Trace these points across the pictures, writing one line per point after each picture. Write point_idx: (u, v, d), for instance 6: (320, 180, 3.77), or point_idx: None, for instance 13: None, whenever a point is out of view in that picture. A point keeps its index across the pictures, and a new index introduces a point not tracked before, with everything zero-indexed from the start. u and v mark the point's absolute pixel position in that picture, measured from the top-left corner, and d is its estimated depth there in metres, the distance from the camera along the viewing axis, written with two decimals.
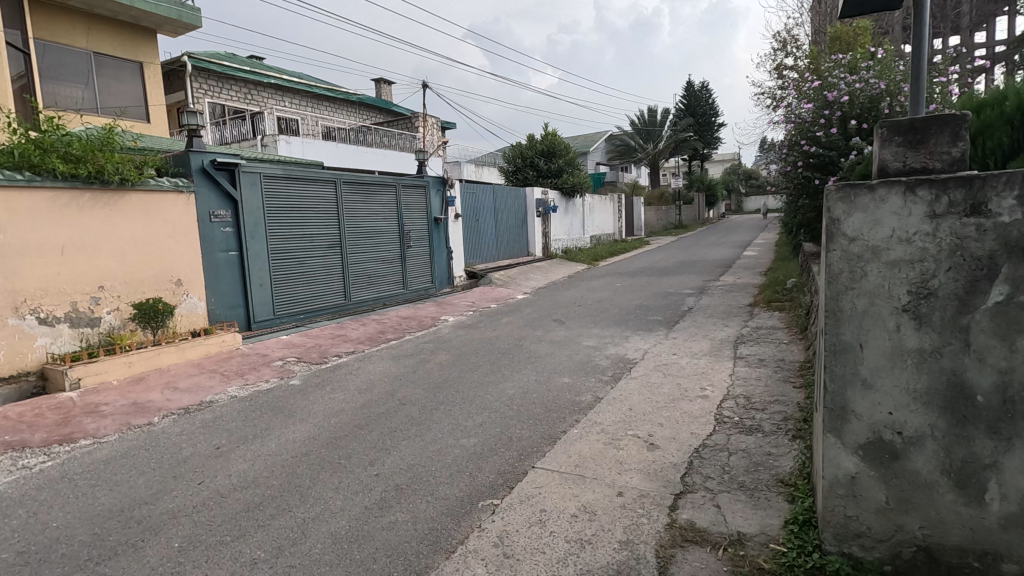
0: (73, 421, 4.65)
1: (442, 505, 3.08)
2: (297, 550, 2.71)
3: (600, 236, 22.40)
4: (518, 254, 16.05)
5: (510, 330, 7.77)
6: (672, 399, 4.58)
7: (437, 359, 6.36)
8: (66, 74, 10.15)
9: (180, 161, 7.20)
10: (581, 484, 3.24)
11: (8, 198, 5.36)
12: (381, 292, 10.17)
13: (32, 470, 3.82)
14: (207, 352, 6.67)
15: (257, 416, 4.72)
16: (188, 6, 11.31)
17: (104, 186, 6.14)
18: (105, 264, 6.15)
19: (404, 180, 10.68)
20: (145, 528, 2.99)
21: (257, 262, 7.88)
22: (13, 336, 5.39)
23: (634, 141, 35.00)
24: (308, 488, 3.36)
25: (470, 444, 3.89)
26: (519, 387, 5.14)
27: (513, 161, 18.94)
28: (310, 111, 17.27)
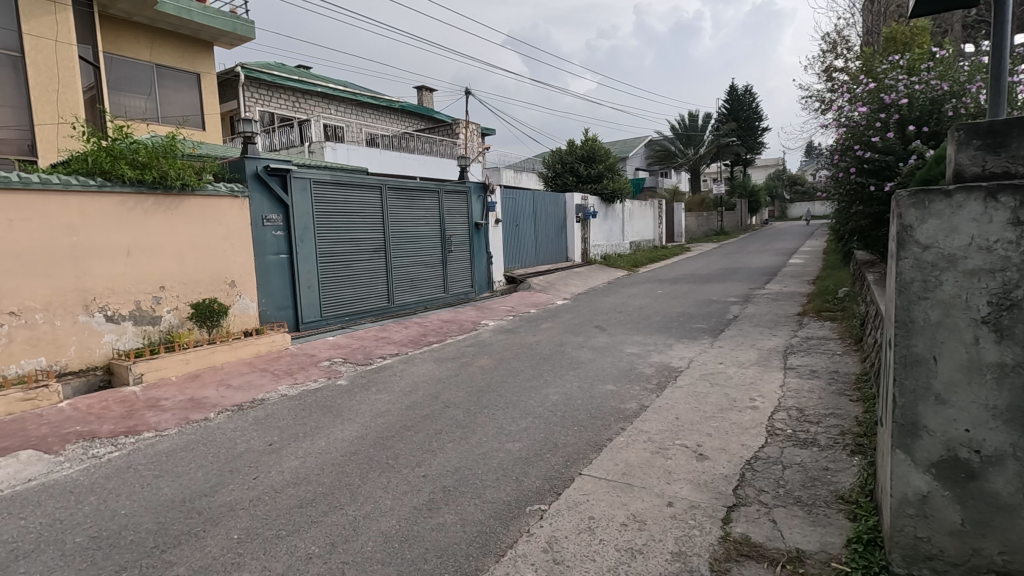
0: (136, 414, 4.88)
1: (490, 508, 3.09)
2: (349, 547, 2.76)
3: (640, 242, 22.12)
4: (557, 260, 16.02)
5: (551, 336, 7.75)
6: (719, 409, 4.48)
7: (479, 363, 6.39)
8: (131, 85, 10.75)
9: (235, 167, 7.48)
10: (630, 493, 3.20)
11: (81, 202, 5.69)
12: (423, 295, 10.32)
13: (100, 459, 4.04)
14: (258, 351, 6.90)
15: (306, 415, 4.85)
16: (244, 20, 11.81)
17: (166, 191, 6.44)
18: (165, 265, 6.45)
19: (447, 186, 10.83)
20: (205, 519, 3.11)
21: (306, 264, 8.12)
22: (82, 332, 5.72)
23: (675, 146, 34.51)
24: (358, 487, 3.43)
25: (515, 449, 3.90)
26: (562, 393, 5.12)
27: (553, 167, 18.81)
28: (354, 118, 17.72)
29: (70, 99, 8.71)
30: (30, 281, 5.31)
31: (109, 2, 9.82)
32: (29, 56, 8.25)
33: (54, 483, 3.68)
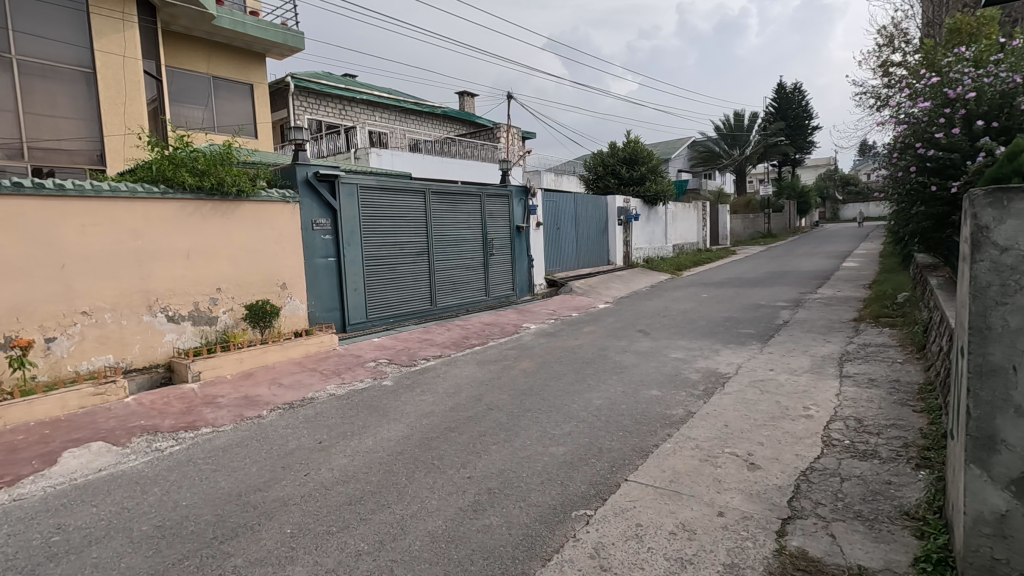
0: (195, 410, 5.11)
1: (535, 511, 3.08)
2: (398, 545, 2.80)
3: (683, 245, 21.68)
4: (598, 263, 15.88)
5: (593, 340, 7.68)
6: (771, 418, 4.33)
7: (521, 366, 6.40)
8: (190, 96, 11.29)
9: (287, 173, 7.75)
10: (677, 501, 3.13)
11: (146, 208, 6.01)
12: (465, 298, 10.42)
13: (163, 452, 4.25)
14: (307, 351, 7.11)
15: (354, 414, 4.96)
16: (294, 32, 12.23)
17: (223, 197, 6.73)
18: (222, 268, 6.74)
19: (489, 189, 10.91)
20: (260, 513, 3.22)
21: (353, 267, 8.33)
22: (146, 331, 6.03)
23: (719, 146, 33.71)
24: (405, 486, 3.47)
25: (559, 453, 3.87)
26: (605, 398, 5.06)
27: (594, 169, 18.68)
28: (398, 124, 18.09)
29: (136, 111, 9.24)
30: (100, 282, 5.65)
31: (171, 19, 10.35)
32: (100, 72, 8.79)
33: (122, 474, 3.89)
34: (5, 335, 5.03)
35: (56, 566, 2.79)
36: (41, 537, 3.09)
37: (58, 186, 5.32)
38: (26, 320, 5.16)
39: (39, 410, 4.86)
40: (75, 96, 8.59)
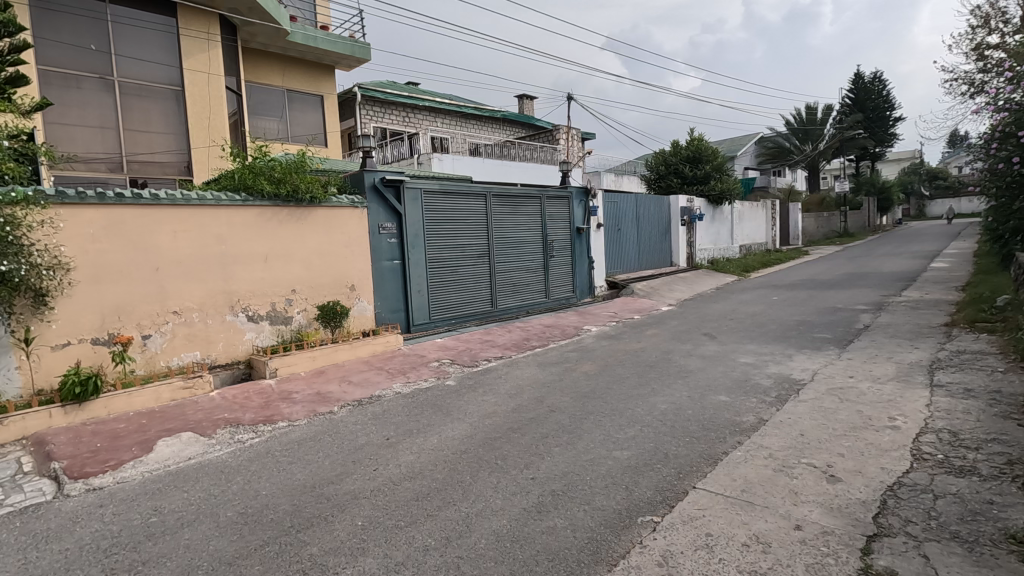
0: (272, 405, 5.41)
1: (600, 515, 3.04)
2: (464, 542, 2.85)
3: (751, 245, 20.81)
4: (660, 265, 15.51)
5: (657, 343, 7.51)
6: (852, 428, 4.07)
7: (583, 369, 6.34)
8: (267, 109, 11.98)
9: (355, 180, 8.07)
10: (750, 511, 3.00)
11: (229, 214, 6.43)
12: (526, 300, 10.46)
13: (244, 444, 4.53)
14: (374, 351, 7.36)
15: (419, 413, 5.08)
16: (361, 43, 12.64)
17: (298, 203, 7.08)
18: (296, 270, 7.09)
19: (549, 191, 10.93)
20: (333, 505, 3.36)
21: (416, 270, 8.55)
22: (229, 330, 6.45)
23: (790, 142, 32.12)
24: (470, 485, 3.52)
25: (624, 457, 3.81)
26: (671, 402, 4.93)
27: (656, 169, 18.28)
28: (459, 129, 18.41)
29: (219, 124, 9.90)
30: (188, 284, 6.09)
31: (250, 37, 11.03)
32: (188, 89, 9.49)
33: (209, 463, 4.18)
34: (109, 333, 5.53)
35: (154, 545, 3.03)
36: (141, 518, 3.37)
37: (153, 196, 5.78)
38: (127, 319, 5.65)
39: (137, 402, 5.30)
40: (166, 112, 9.31)
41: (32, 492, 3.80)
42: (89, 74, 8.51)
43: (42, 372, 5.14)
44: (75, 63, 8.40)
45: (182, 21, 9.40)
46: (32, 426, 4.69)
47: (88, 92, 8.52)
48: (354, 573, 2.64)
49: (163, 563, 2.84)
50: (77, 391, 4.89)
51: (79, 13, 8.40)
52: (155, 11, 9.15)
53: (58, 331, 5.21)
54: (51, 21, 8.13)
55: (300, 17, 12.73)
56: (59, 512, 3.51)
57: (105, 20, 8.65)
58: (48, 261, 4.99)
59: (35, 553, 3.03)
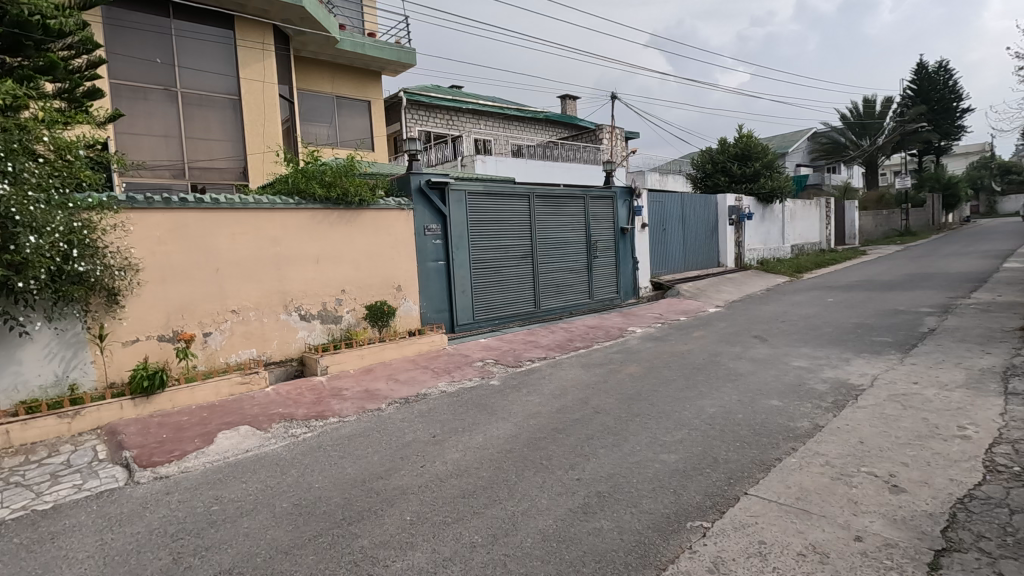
0: (323, 401, 5.59)
1: (647, 519, 3.00)
2: (510, 540, 2.87)
3: (803, 245, 20.04)
4: (707, 265, 15.14)
5: (704, 345, 7.34)
6: (917, 436, 3.86)
7: (628, 370, 6.26)
8: (317, 115, 12.39)
9: (402, 183, 8.25)
10: (806, 520, 2.89)
11: (283, 217, 6.68)
12: (569, 301, 10.42)
13: (297, 438, 4.70)
14: (419, 350, 7.49)
15: (464, 412, 5.14)
16: (406, 48, 12.87)
17: (347, 206, 7.30)
18: (346, 271, 7.30)
19: (593, 192, 10.85)
20: (383, 499, 3.45)
21: (461, 271, 8.65)
22: (283, 328, 6.70)
23: (845, 137, 30.78)
24: (515, 484, 3.54)
25: (671, 460, 3.74)
26: (720, 406, 4.81)
27: (702, 167, 17.88)
28: (501, 131, 18.52)
29: (273, 131, 10.31)
30: (246, 285, 6.38)
31: (301, 46, 11.42)
32: (244, 97, 9.93)
33: (266, 455, 4.36)
34: (173, 330, 5.86)
35: (216, 532, 3.19)
36: (204, 506, 3.55)
37: (214, 201, 6.07)
38: (190, 317, 5.96)
39: (199, 396, 5.59)
40: (224, 120, 9.77)
41: (107, 478, 4.06)
42: (155, 86, 9.04)
43: (114, 366, 5.49)
44: (142, 75, 8.93)
45: (239, 32, 9.83)
46: (106, 416, 5.03)
47: (154, 103, 9.05)
48: (405, 566, 2.70)
49: (224, 549, 2.98)
50: (145, 384, 5.20)
51: (146, 28, 8.92)
52: (214, 24, 9.60)
53: (128, 328, 5.55)
54: (121, 37, 8.69)
55: (348, 25, 13.09)
56: (131, 498, 3.74)
57: (170, 34, 9.15)
58: (120, 262, 5.32)
59: (110, 535, 3.24)
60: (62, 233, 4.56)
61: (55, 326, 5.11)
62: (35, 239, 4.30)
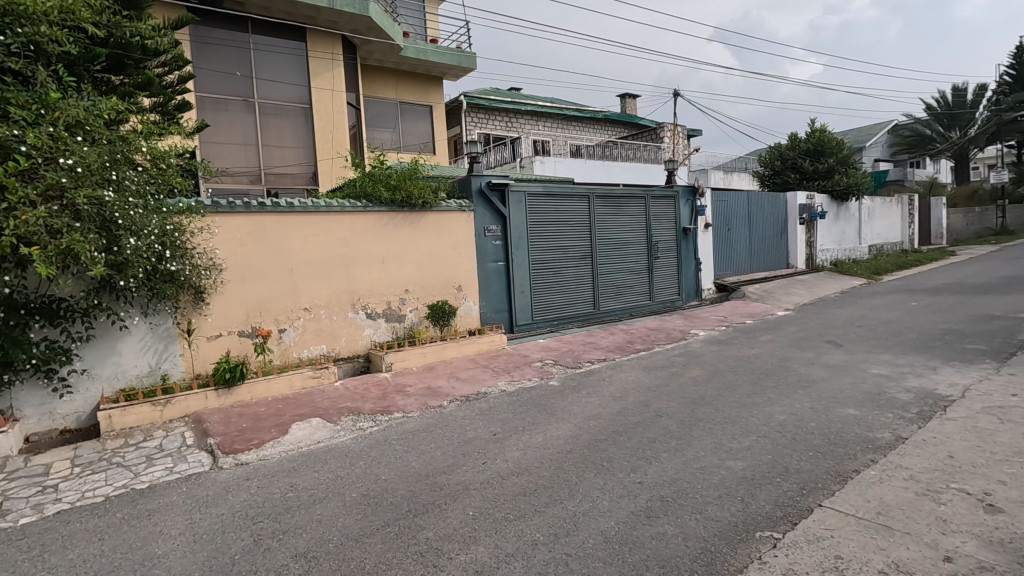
0: (388, 397, 5.78)
1: (713, 526, 2.92)
2: (571, 540, 2.87)
3: (883, 245, 18.81)
4: (775, 266, 14.50)
5: (773, 349, 7.04)
6: (1017, 453, 3.55)
7: (690, 374, 6.10)
8: (382, 121, 12.83)
9: (463, 185, 8.41)
10: (887, 536, 2.73)
11: (352, 220, 6.97)
12: (629, 303, 10.26)
13: (365, 431, 4.91)
14: (479, 349, 7.60)
15: (524, 411, 5.18)
16: (467, 52, 13.07)
17: (411, 208, 7.51)
18: (409, 271, 7.53)
19: (654, 191, 10.65)
20: (446, 493, 3.54)
21: (520, 272, 8.72)
22: (351, 325, 6.99)
23: (936, 126, 28.94)
24: (576, 484, 3.54)
25: (738, 468, 3.62)
26: (790, 413, 4.60)
27: (770, 164, 17.17)
28: (560, 131, 18.48)
29: (341, 137, 10.76)
30: (317, 284, 6.70)
31: (368, 54, 11.86)
32: (315, 106, 10.42)
33: (336, 446, 4.58)
34: (252, 326, 6.24)
35: (291, 517, 3.37)
36: (280, 492, 3.77)
37: (288, 205, 6.42)
38: (266, 314, 6.33)
39: (275, 388, 5.92)
40: (296, 127, 10.30)
41: (194, 463, 4.39)
42: (235, 98, 9.66)
43: (200, 359, 5.92)
44: (224, 88, 9.57)
45: (311, 44, 10.32)
46: (193, 405, 5.43)
47: (234, 114, 9.67)
48: (469, 560, 2.76)
49: (299, 534, 3.15)
50: (227, 376, 5.57)
51: (227, 44, 9.54)
52: (288, 37, 10.14)
53: (212, 324, 5.97)
54: (206, 53, 9.35)
55: (412, 32, 13.47)
56: (216, 481, 4.03)
57: (248, 48, 9.74)
58: (205, 262, 5.72)
59: (198, 515, 3.50)
60: (156, 236, 4.95)
61: (150, 320, 5.57)
62: (134, 241, 4.69)
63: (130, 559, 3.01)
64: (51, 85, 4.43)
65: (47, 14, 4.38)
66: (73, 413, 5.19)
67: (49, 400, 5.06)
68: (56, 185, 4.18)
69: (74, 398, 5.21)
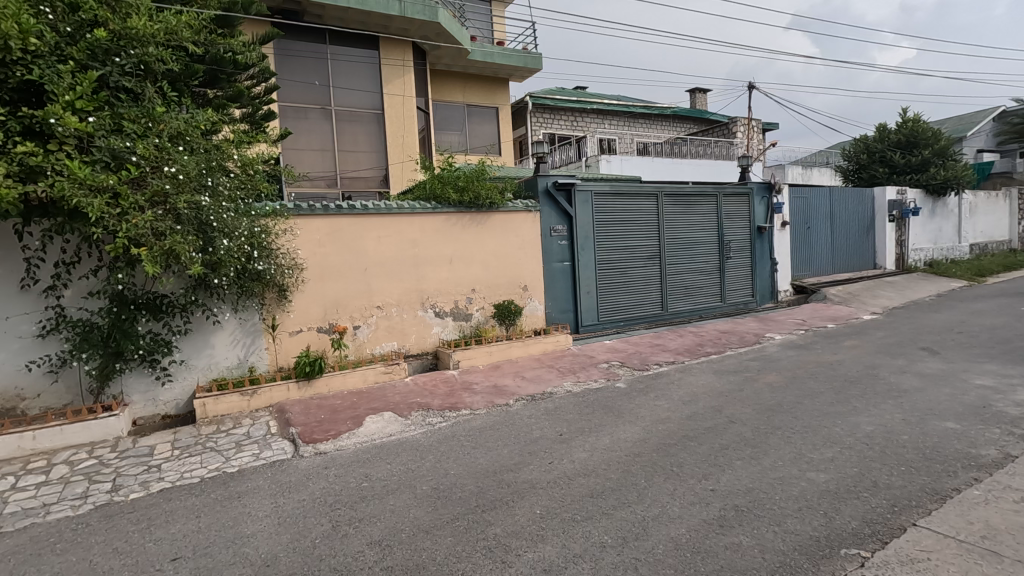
0: (456, 394, 5.91)
1: (793, 540, 2.78)
2: (640, 545, 2.82)
3: (987, 244, 17.12)
4: (861, 267, 13.57)
5: (858, 356, 6.60)
6: None
7: (766, 380, 5.82)
8: (450, 124, 13.13)
9: (529, 185, 8.45)
10: (994, 563, 2.50)
11: (422, 221, 7.18)
12: (699, 304, 9.94)
13: (434, 426, 5.05)
14: (545, 349, 7.61)
15: (590, 412, 5.15)
16: (534, 53, 13.09)
17: (478, 209, 7.63)
18: (477, 271, 7.66)
19: (727, 189, 10.26)
20: (513, 491, 3.58)
21: (587, 272, 8.65)
22: (421, 323, 7.21)
23: None
24: (644, 488, 3.47)
25: (820, 480, 3.42)
26: (879, 424, 4.29)
27: (856, 158, 16.12)
28: (627, 129, 18.17)
29: (411, 140, 11.11)
30: (389, 283, 6.96)
31: (437, 59, 12.17)
32: (386, 111, 10.81)
33: (407, 440, 4.75)
34: (329, 322, 6.57)
35: (366, 506, 3.53)
36: (356, 481, 3.95)
37: (363, 207, 6.71)
38: (342, 312, 6.64)
39: (350, 382, 6.20)
40: (369, 132, 10.74)
41: (278, 450, 4.68)
42: (314, 106, 10.19)
43: (283, 352, 6.31)
44: (305, 97, 10.12)
45: (383, 52, 10.73)
46: (276, 396, 5.79)
47: (314, 121, 10.20)
48: (536, 557, 2.78)
49: (374, 522, 3.28)
50: (308, 369, 5.89)
51: (308, 55, 10.07)
52: (363, 47, 10.59)
53: (294, 320, 6.35)
54: (288, 65, 9.92)
55: (479, 36, 13.69)
56: (298, 468, 4.28)
57: (326, 58, 10.24)
58: (289, 262, 6.09)
59: (282, 499, 3.73)
60: (246, 237, 5.31)
61: (239, 316, 5.99)
62: (227, 241, 5.06)
63: (224, 537, 3.26)
64: (157, 100, 4.86)
65: (154, 36, 4.81)
66: (172, 400, 5.67)
67: (153, 388, 5.56)
68: (161, 191, 4.58)
69: (174, 386, 5.69)
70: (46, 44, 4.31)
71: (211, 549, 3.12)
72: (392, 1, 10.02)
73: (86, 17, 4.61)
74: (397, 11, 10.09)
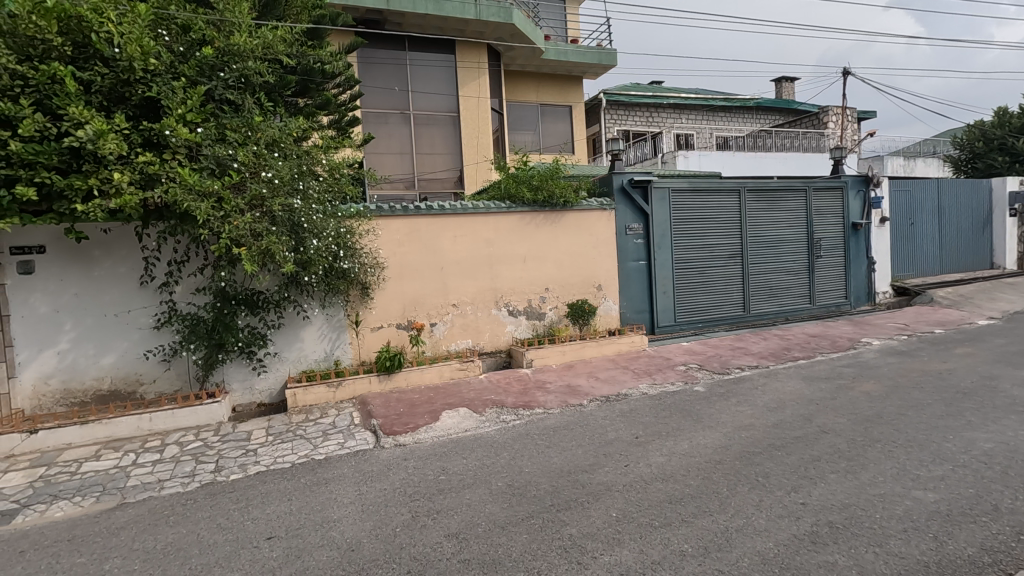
0: (529, 392, 5.94)
1: (898, 563, 2.55)
2: (723, 556, 2.70)
3: None
4: (974, 266, 12.27)
5: (972, 365, 5.96)
6: None
7: (864, 388, 5.38)
8: (523, 124, 13.20)
9: (604, 182, 8.32)
10: None
11: (496, 220, 7.27)
12: (785, 305, 9.37)
13: (508, 424, 5.10)
14: (619, 350, 7.47)
15: (667, 416, 4.99)
16: (608, 49, 12.88)
17: (552, 208, 7.61)
18: (550, 270, 7.64)
19: (817, 182, 9.61)
20: (588, 492, 3.53)
21: (663, 271, 8.40)
22: (494, 321, 7.30)
23: None
24: (727, 498, 3.32)
25: (929, 500, 3.12)
26: (999, 442, 3.85)
27: (968, 147, 14.67)
28: (706, 122, 17.46)
29: (486, 141, 11.27)
30: (464, 282, 7.10)
31: (511, 60, 12.26)
32: (462, 113, 11.04)
33: (481, 436, 4.82)
34: (408, 319, 6.80)
35: (443, 499, 3.62)
36: (433, 474, 4.06)
37: (440, 207, 6.88)
38: (420, 309, 6.85)
39: (427, 377, 6.38)
40: (446, 134, 11.01)
41: (360, 440, 4.91)
42: (394, 111, 10.58)
43: (365, 347, 6.60)
44: (385, 103, 10.53)
45: (459, 55, 10.95)
46: (359, 389, 6.07)
47: (393, 125, 10.60)
48: (613, 561, 2.73)
49: (451, 515, 3.36)
50: (388, 364, 6.13)
51: (388, 62, 10.48)
52: (440, 51, 10.86)
53: (376, 316, 6.62)
54: (371, 72, 10.37)
55: (553, 35, 13.67)
56: (379, 459, 4.47)
57: (406, 64, 10.61)
58: (371, 261, 6.37)
59: (365, 487, 3.91)
60: (332, 237, 5.59)
61: (326, 311, 6.33)
62: (316, 241, 5.36)
63: (312, 520, 3.46)
64: (256, 110, 5.23)
65: (253, 51, 5.18)
66: (266, 389, 6.09)
67: (250, 377, 6.00)
68: (258, 195, 4.92)
69: (268, 376, 6.10)
70: (162, 64, 4.75)
71: (301, 530, 3.32)
72: (468, 6, 10.23)
73: (195, 37, 5.04)
74: (473, 15, 10.30)
